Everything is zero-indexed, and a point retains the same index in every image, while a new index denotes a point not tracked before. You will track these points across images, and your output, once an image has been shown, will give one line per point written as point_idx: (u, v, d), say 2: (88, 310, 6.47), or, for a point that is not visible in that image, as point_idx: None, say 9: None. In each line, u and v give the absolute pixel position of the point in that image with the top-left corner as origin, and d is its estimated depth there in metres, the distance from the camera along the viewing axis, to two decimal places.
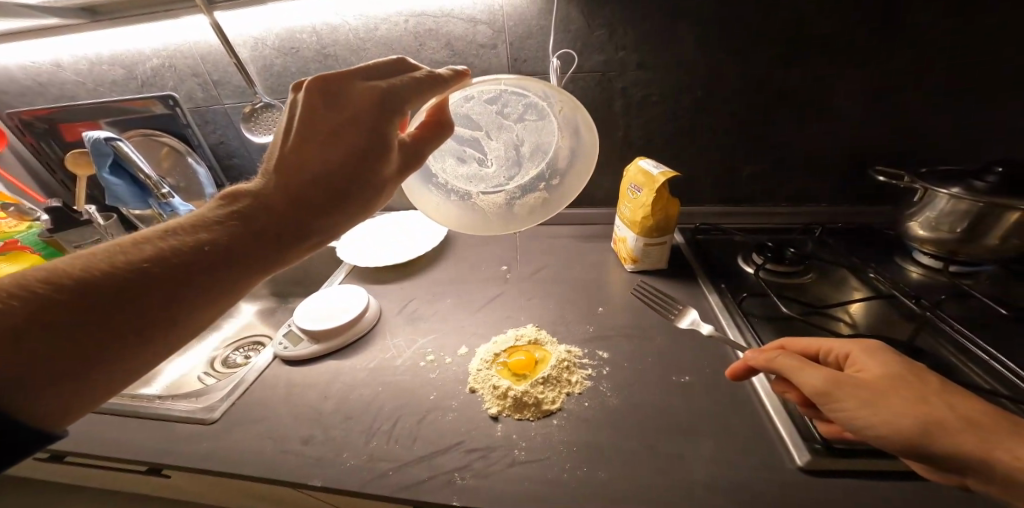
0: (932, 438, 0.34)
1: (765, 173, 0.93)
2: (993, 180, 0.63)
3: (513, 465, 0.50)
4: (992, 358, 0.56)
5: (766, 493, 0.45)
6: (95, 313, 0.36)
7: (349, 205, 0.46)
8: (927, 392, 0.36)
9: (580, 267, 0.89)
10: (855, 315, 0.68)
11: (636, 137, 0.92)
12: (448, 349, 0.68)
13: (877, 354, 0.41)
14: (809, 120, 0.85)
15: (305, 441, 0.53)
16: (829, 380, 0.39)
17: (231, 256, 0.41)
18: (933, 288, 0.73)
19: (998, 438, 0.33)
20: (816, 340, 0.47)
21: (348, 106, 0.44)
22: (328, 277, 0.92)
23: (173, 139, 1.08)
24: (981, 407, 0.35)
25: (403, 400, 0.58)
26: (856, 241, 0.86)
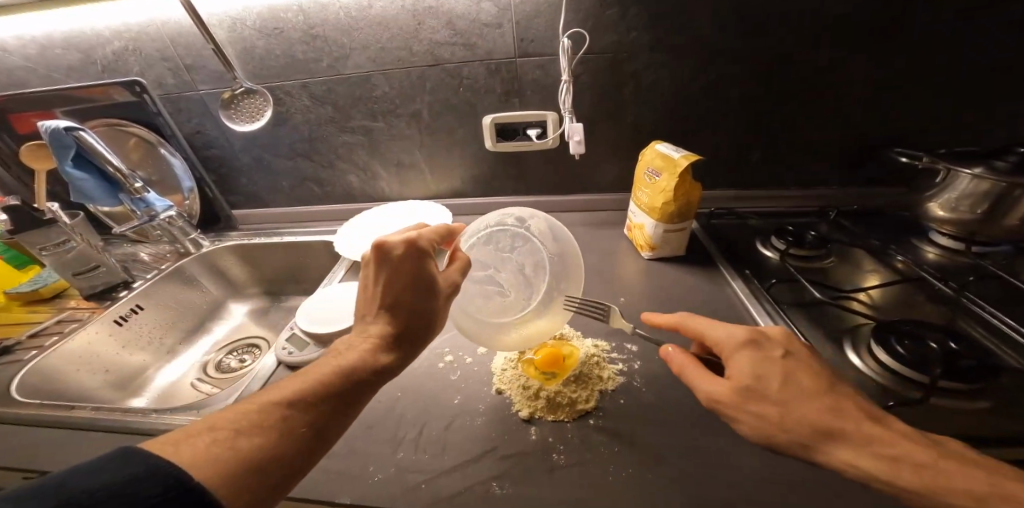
0: (778, 441, 0.38)
1: (782, 158, 0.90)
2: (1014, 161, 0.63)
3: (553, 470, 0.47)
4: None
5: (821, 484, 0.43)
6: (267, 426, 0.37)
7: (439, 313, 0.50)
8: (772, 403, 0.39)
9: (595, 257, 0.85)
10: (882, 298, 0.68)
11: (650, 121, 0.87)
12: (467, 348, 0.64)
13: (750, 354, 0.42)
14: (828, 103, 0.82)
15: (325, 453, 0.48)
16: (709, 398, 0.42)
17: (355, 376, 0.44)
18: (954, 269, 0.73)
19: (842, 441, 0.36)
20: (708, 329, 0.46)
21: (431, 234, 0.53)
22: (327, 274, 0.85)
23: (142, 128, 0.98)
24: (835, 411, 0.38)
25: (426, 405, 0.54)
26: (871, 223, 0.86)
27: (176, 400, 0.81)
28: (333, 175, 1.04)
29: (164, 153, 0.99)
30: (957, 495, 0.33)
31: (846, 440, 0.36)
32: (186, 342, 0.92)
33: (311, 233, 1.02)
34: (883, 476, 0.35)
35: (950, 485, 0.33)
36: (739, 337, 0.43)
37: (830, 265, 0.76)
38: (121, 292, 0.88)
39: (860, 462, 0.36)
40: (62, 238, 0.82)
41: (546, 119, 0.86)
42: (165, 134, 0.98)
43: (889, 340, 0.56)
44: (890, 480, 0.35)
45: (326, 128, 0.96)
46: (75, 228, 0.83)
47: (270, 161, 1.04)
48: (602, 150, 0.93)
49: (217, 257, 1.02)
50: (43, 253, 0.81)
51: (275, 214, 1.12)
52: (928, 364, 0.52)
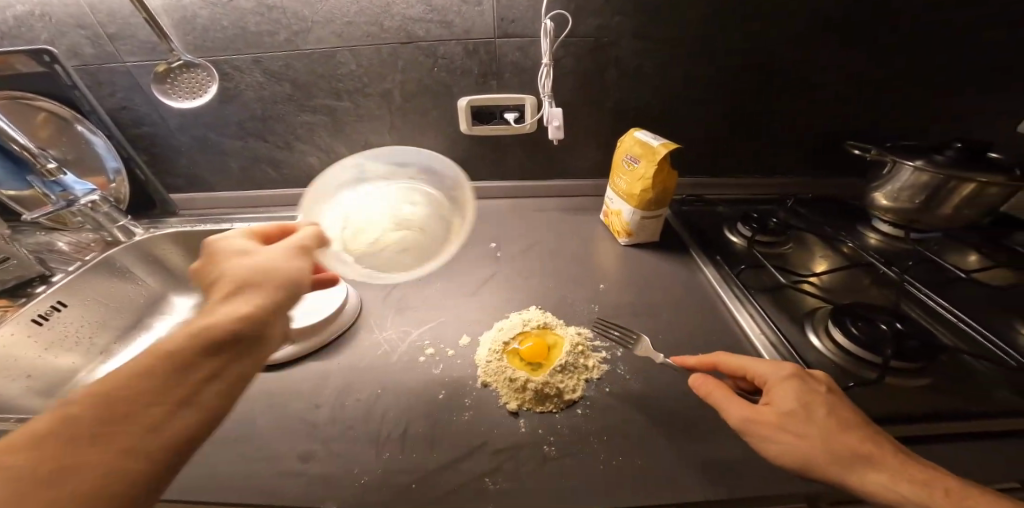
0: (823, 475, 0.37)
1: (748, 150, 0.94)
2: (948, 155, 0.70)
3: (547, 462, 0.45)
4: (960, 320, 0.63)
5: None
6: (72, 449, 0.25)
7: (285, 289, 0.41)
8: (818, 429, 0.38)
9: (573, 243, 0.84)
10: (834, 282, 0.73)
11: (628, 110, 0.88)
12: (449, 340, 0.61)
13: (795, 384, 0.42)
14: (792, 98, 0.86)
15: (303, 457, 0.44)
16: (741, 421, 0.41)
17: (205, 355, 0.33)
18: (895, 254, 0.79)
19: (889, 477, 0.36)
20: (748, 360, 0.46)
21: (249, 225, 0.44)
22: None
23: (52, 101, 0.84)
24: (879, 445, 0.38)
25: (409, 400, 0.51)
26: (824, 211, 0.92)
27: None
28: (292, 157, 0.96)
29: (82, 131, 0.87)
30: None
31: (882, 467, 0.36)
32: (123, 342, 0.82)
33: (267, 219, 0.93)
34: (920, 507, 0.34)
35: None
36: (785, 369, 0.44)
37: (789, 251, 0.80)
38: (36, 288, 0.75)
39: (901, 489, 0.35)
40: None
41: (522, 103, 0.84)
42: (83, 110, 0.86)
43: (844, 320, 0.60)
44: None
45: (281, 105, 0.88)
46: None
47: (217, 141, 0.93)
48: (580, 136, 0.92)
49: (153, 246, 0.90)
50: None
51: (222, 200, 1.01)
52: (880, 343, 0.56)
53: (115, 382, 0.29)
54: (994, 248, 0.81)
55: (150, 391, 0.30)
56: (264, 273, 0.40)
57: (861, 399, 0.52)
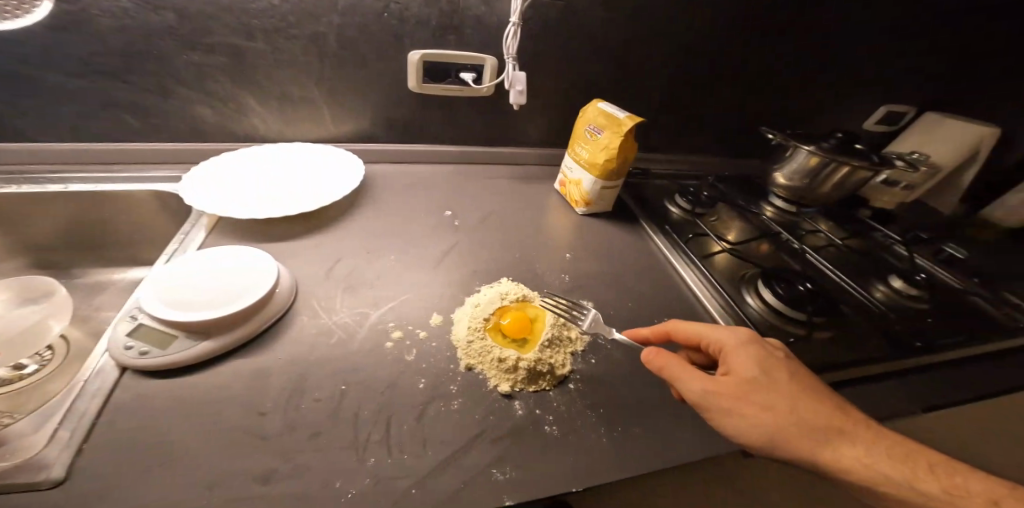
0: (777, 448, 0.38)
1: (679, 139, 1.03)
2: (831, 144, 0.86)
3: (553, 443, 0.42)
4: (840, 280, 0.78)
5: None
6: None
7: None
8: (779, 398, 0.39)
9: (528, 212, 0.80)
10: (755, 250, 0.83)
11: (585, 89, 0.87)
12: (418, 320, 0.53)
13: (753, 352, 0.43)
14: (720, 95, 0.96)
15: (261, 479, 0.34)
16: (710, 396, 0.40)
17: None
18: (790, 225, 0.94)
19: (835, 447, 0.38)
20: (702, 328, 0.47)
21: None
22: (175, 238, 0.60)
23: None
24: (831, 412, 0.40)
25: (385, 392, 0.43)
26: (738, 188, 1.05)
27: None
28: (169, 106, 0.71)
29: None
30: (962, 493, 0.37)
31: (847, 437, 0.38)
32: None
33: (130, 178, 0.70)
34: (888, 476, 0.37)
35: (957, 482, 0.38)
36: (738, 337, 0.45)
37: (718, 222, 0.89)
38: None
39: (871, 459, 0.38)
40: None
41: (481, 62, 0.77)
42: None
43: (771, 282, 0.69)
44: (903, 480, 0.37)
45: (155, 31, 0.64)
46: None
47: (39, 78, 0.64)
48: (537, 110, 0.88)
49: None
50: None
51: (49, 153, 0.69)
52: (799, 301, 0.66)
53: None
54: (853, 222, 1.00)
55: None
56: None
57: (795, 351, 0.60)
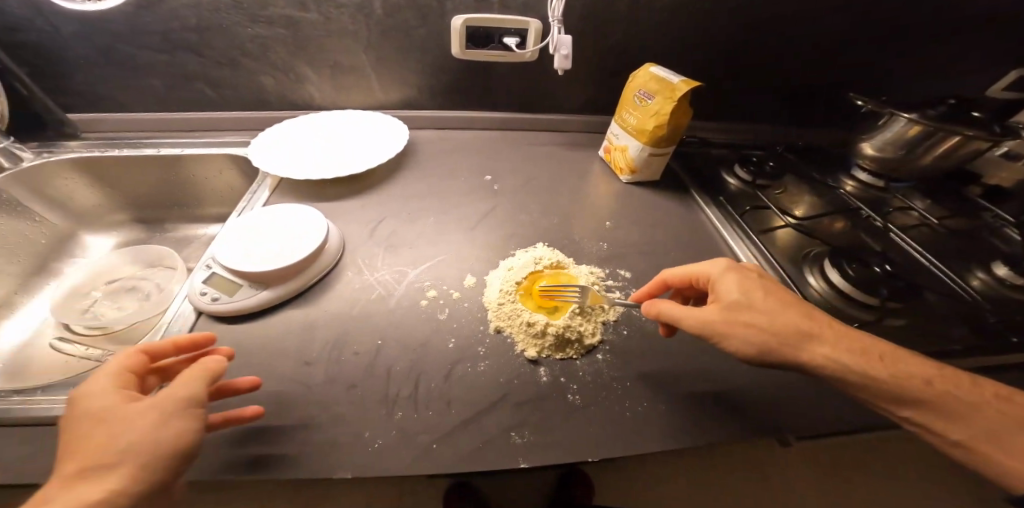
0: (773, 355, 0.38)
1: (751, 94, 0.89)
2: (940, 110, 0.72)
3: (574, 411, 0.42)
4: (932, 266, 0.67)
5: (810, 390, 0.47)
6: None
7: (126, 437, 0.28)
8: (765, 309, 0.40)
9: (570, 179, 0.77)
10: (829, 227, 0.74)
11: (640, 40, 0.77)
12: (452, 281, 0.54)
13: (736, 275, 0.43)
14: (803, 42, 0.81)
15: (302, 424, 0.38)
16: (699, 327, 0.41)
17: None
18: (872, 201, 0.83)
19: (824, 348, 0.38)
20: (687, 266, 0.46)
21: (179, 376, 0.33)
22: (244, 196, 0.65)
23: None
24: (813, 316, 0.40)
25: (415, 351, 0.45)
26: (813, 156, 0.92)
27: (29, 366, 0.58)
28: (238, 76, 0.74)
29: None
30: (917, 380, 0.36)
31: (824, 339, 0.38)
32: (28, 291, 0.65)
33: (205, 143, 0.75)
34: (861, 368, 0.37)
35: (911, 371, 0.37)
36: (722, 264, 0.45)
37: (784, 194, 0.80)
38: None
39: (843, 357, 0.37)
40: None
41: (525, 27, 0.70)
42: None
43: (842, 262, 0.61)
44: (865, 371, 0.37)
45: (224, 13, 0.66)
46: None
47: (127, 54, 0.69)
48: (590, 72, 0.81)
49: (49, 175, 0.69)
50: None
51: (142, 121, 0.77)
52: (872, 284, 0.59)
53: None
54: (955, 198, 0.86)
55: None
56: (106, 426, 0.29)
57: None
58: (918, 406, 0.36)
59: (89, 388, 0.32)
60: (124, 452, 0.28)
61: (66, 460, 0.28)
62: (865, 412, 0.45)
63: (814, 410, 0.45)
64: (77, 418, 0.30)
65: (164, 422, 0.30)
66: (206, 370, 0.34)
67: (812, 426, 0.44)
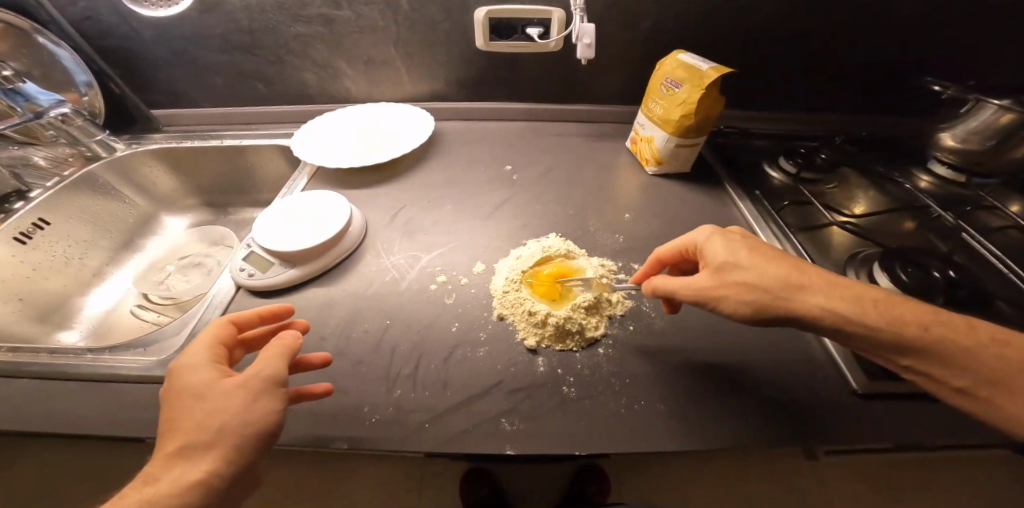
0: (765, 313, 0.39)
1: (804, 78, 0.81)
2: None
3: (565, 404, 0.43)
4: (1010, 271, 0.55)
5: (821, 402, 0.44)
6: None
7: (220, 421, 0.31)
8: (750, 267, 0.40)
9: (592, 169, 0.75)
10: (890, 226, 0.65)
11: (674, 25, 0.73)
12: (462, 268, 0.57)
13: (721, 238, 0.44)
14: (868, 21, 0.72)
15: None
16: (693, 293, 0.42)
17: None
18: (949, 200, 0.71)
19: (810, 297, 0.38)
20: (676, 239, 0.48)
21: (263, 354, 0.35)
22: (285, 183, 0.71)
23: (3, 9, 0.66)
24: (804, 270, 0.40)
25: (420, 335, 0.49)
26: (878, 147, 0.81)
27: (116, 329, 0.69)
28: (284, 72, 0.81)
29: (44, 43, 0.71)
30: (914, 324, 0.35)
31: (816, 289, 0.38)
32: (116, 263, 0.77)
33: (260, 135, 0.82)
34: (859, 314, 0.36)
35: (908, 316, 0.35)
36: (707, 231, 0.46)
37: (837, 190, 0.72)
38: (15, 205, 0.67)
39: (836, 305, 0.37)
40: None
41: (548, 16, 0.69)
42: (41, 21, 0.71)
43: (895, 264, 0.55)
44: (858, 318, 0.36)
45: (269, 13, 0.71)
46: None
47: (193, 56, 0.78)
48: (617, 61, 0.78)
49: (136, 163, 0.80)
50: None
51: (209, 115, 0.86)
52: (927, 291, 0.52)
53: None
54: None
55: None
56: (203, 402, 0.32)
57: None
58: (914, 355, 0.35)
59: (187, 361, 0.35)
60: (219, 431, 0.30)
61: (171, 434, 0.31)
62: (884, 433, 0.42)
63: (824, 424, 0.43)
64: (178, 392, 0.33)
65: (251, 403, 0.32)
66: (283, 349, 0.37)
67: (821, 442, 0.41)
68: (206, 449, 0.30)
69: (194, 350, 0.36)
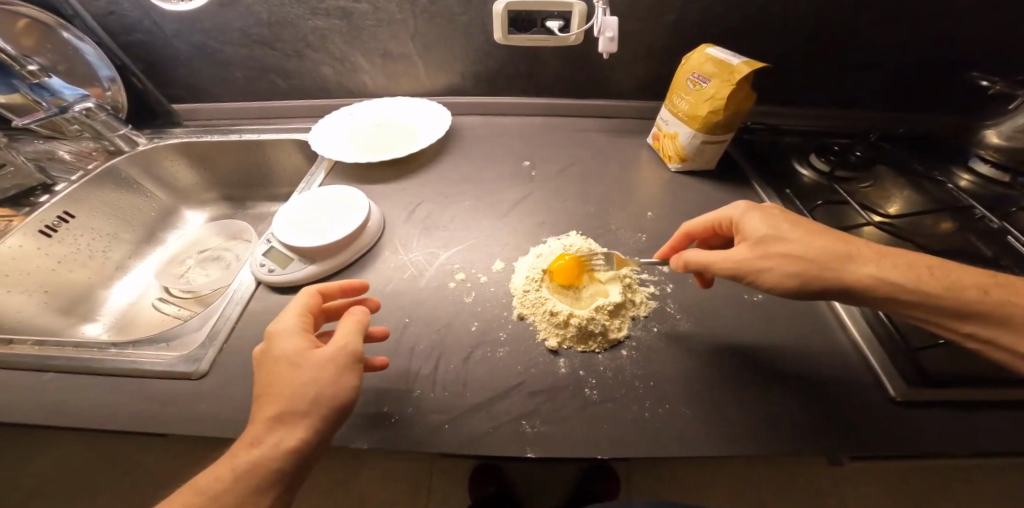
0: (810, 282, 0.39)
1: (839, 72, 0.77)
2: None
3: (587, 407, 0.42)
4: None
5: (856, 410, 0.42)
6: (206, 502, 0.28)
7: (310, 391, 0.32)
8: (794, 239, 0.40)
9: (614, 166, 0.73)
10: (929, 227, 0.62)
11: (702, 16, 0.70)
12: (481, 266, 0.56)
13: (760, 212, 0.44)
14: (911, 11, 0.68)
15: None
16: (730, 267, 0.42)
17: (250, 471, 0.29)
18: (991, 200, 0.67)
19: (860, 267, 0.38)
20: (709, 214, 0.48)
21: (343, 331, 0.37)
22: (304, 178, 0.71)
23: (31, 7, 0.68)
24: (850, 241, 0.40)
25: (439, 334, 0.48)
26: (915, 146, 0.77)
27: (139, 322, 0.70)
28: (302, 66, 0.80)
29: (69, 39, 0.71)
30: (972, 289, 0.37)
31: (864, 259, 0.39)
32: (138, 256, 0.78)
33: (278, 130, 0.81)
34: (909, 283, 0.37)
35: (964, 281, 0.37)
36: (743, 206, 0.46)
37: (871, 189, 0.69)
38: (40, 198, 0.68)
39: (889, 274, 0.38)
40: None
41: (569, 9, 0.67)
42: (65, 15, 0.72)
43: None
44: (914, 285, 0.37)
45: (289, 6, 0.71)
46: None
47: (214, 49, 0.78)
48: (640, 53, 0.76)
49: (158, 158, 0.80)
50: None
51: (229, 110, 0.87)
52: None
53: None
54: None
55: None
56: (296, 373, 0.33)
57: (933, 361, 0.46)
58: (977, 319, 0.36)
59: (280, 328, 0.37)
60: (313, 403, 0.32)
61: (268, 398, 0.33)
62: (924, 445, 0.40)
63: (861, 435, 0.40)
64: (274, 358, 0.35)
65: (336, 378, 0.34)
66: (358, 324, 0.38)
67: (857, 452, 0.39)
68: (301, 421, 0.31)
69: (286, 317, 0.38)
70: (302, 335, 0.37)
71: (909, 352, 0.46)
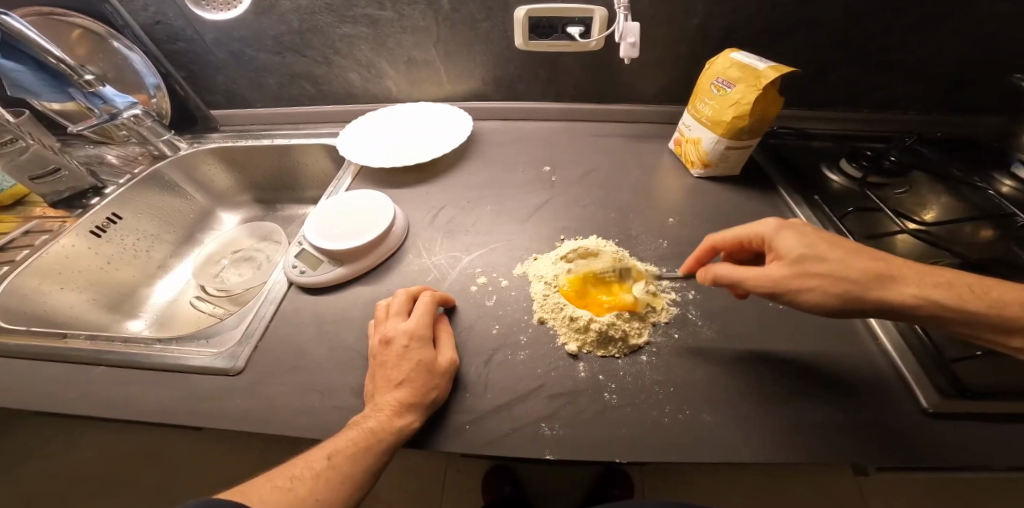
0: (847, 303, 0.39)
1: (874, 72, 0.74)
2: None
3: (606, 411, 0.42)
4: None
5: (887, 423, 0.41)
6: (358, 461, 0.36)
7: (432, 394, 0.41)
8: (833, 260, 0.39)
9: (634, 171, 0.73)
10: (967, 235, 0.60)
11: (729, 18, 0.68)
12: (502, 270, 0.57)
13: (793, 230, 0.42)
14: (952, 9, 0.65)
15: (357, 393, 0.45)
16: (768, 286, 0.41)
17: (387, 440, 0.38)
18: None
19: (898, 286, 0.38)
20: (737, 230, 0.47)
21: (450, 345, 0.46)
22: (332, 182, 0.73)
23: (85, 18, 0.73)
24: (887, 261, 0.40)
25: (462, 337, 0.49)
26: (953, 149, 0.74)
27: (178, 320, 0.73)
28: (330, 73, 0.83)
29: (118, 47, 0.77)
30: (1012, 304, 0.37)
31: (906, 279, 0.38)
32: (177, 256, 0.82)
33: (307, 134, 0.84)
34: (948, 301, 0.37)
35: (1005, 298, 0.37)
36: (773, 223, 0.45)
37: (906, 195, 0.67)
38: (91, 200, 0.73)
39: (929, 293, 0.38)
40: (8, 138, 0.63)
41: (590, 15, 0.68)
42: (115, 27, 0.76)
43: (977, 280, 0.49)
44: (954, 305, 0.37)
45: (320, 16, 0.74)
46: (21, 126, 0.65)
47: (251, 58, 0.82)
48: (664, 58, 0.75)
49: (196, 161, 0.84)
50: (32, 179, 0.68)
51: (262, 116, 0.90)
52: None
53: (307, 487, 0.34)
54: None
55: (332, 496, 0.35)
56: (428, 375, 0.42)
57: (967, 373, 0.45)
58: (1010, 327, 0.36)
59: (414, 327, 0.45)
60: (432, 404, 0.41)
61: (395, 388, 0.41)
62: (958, 458, 0.39)
63: (890, 448, 0.39)
64: (409, 358, 0.43)
65: (446, 384, 0.43)
66: (451, 335, 0.48)
67: (880, 463, 0.38)
68: (428, 413, 0.41)
69: (417, 323, 0.46)
70: (425, 341, 0.44)
71: (942, 363, 0.44)
